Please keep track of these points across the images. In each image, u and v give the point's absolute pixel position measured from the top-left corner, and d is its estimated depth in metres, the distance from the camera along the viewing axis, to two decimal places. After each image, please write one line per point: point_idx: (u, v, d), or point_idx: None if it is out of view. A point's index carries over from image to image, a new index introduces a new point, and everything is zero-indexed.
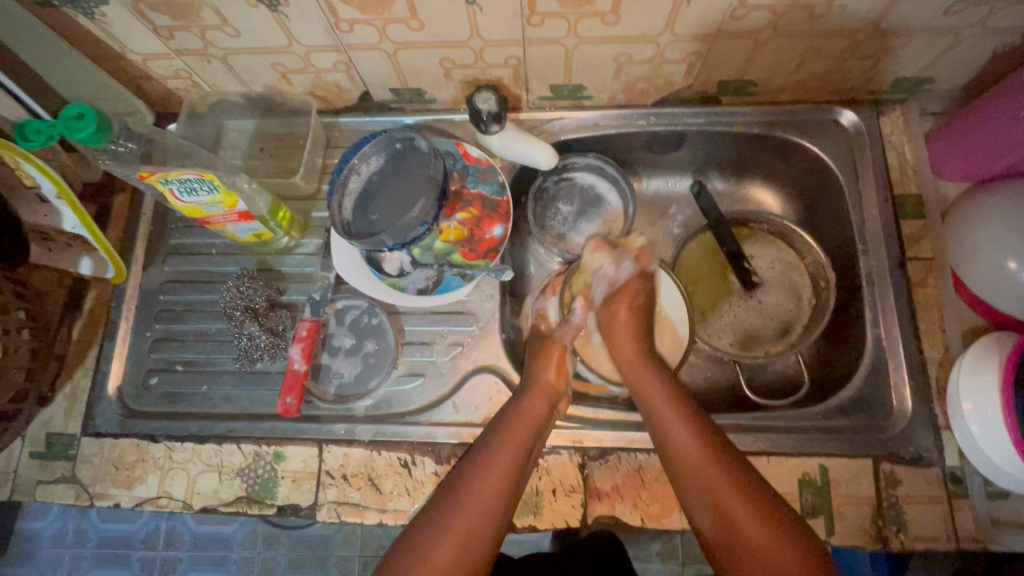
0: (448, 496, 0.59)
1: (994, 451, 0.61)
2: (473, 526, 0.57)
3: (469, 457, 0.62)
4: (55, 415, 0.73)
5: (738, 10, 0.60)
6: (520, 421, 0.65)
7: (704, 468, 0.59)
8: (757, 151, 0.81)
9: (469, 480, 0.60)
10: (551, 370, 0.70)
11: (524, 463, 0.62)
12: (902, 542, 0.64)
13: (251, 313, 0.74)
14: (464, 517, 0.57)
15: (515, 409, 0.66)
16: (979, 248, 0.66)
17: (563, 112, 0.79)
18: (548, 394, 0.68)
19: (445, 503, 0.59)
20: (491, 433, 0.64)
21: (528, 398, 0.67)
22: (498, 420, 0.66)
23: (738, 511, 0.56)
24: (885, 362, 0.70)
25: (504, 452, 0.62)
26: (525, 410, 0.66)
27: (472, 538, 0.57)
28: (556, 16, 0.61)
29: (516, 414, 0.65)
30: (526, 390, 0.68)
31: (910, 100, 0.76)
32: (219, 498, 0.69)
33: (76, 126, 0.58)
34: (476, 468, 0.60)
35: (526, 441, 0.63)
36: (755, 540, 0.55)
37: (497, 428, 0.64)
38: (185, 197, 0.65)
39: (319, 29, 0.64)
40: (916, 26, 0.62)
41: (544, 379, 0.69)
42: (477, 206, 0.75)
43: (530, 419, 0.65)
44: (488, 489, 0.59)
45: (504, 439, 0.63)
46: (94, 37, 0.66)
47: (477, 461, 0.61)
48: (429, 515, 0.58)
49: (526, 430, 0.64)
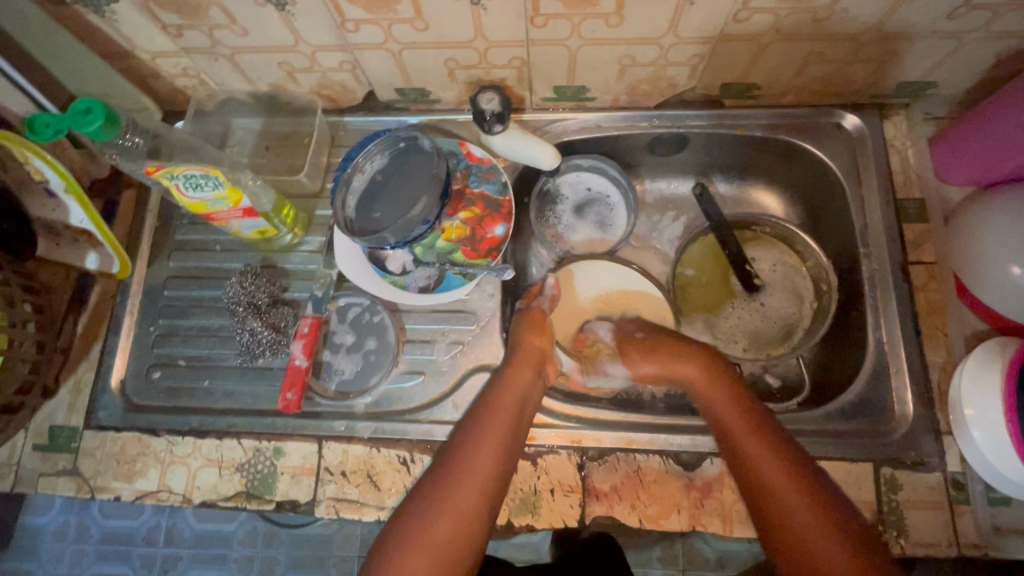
0: (442, 470, 0.59)
1: (997, 457, 0.61)
2: (471, 502, 0.57)
3: (458, 431, 0.62)
4: (58, 408, 0.73)
5: (741, 13, 0.61)
6: (508, 391, 0.65)
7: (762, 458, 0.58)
8: (760, 153, 0.81)
9: (460, 454, 0.60)
10: (536, 336, 0.70)
11: (515, 432, 0.63)
12: (902, 547, 0.63)
13: (253, 309, 0.75)
14: (462, 493, 0.57)
15: (504, 376, 0.66)
16: (982, 255, 0.65)
17: (566, 114, 0.79)
18: (534, 361, 0.68)
19: (438, 478, 0.58)
20: (482, 404, 0.64)
21: (515, 366, 0.67)
22: (486, 391, 0.66)
23: (769, 472, 0.57)
24: (887, 366, 0.69)
25: (496, 423, 0.62)
26: (511, 378, 0.66)
27: (470, 512, 0.57)
28: (560, 17, 0.61)
29: (503, 383, 0.66)
30: (512, 359, 0.68)
31: (915, 104, 0.76)
32: (219, 492, 0.70)
33: (84, 120, 0.58)
34: (467, 443, 0.60)
35: (516, 410, 0.64)
36: (788, 504, 0.55)
37: (487, 399, 0.65)
38: (191, 192, 0.65)
39: (325, 29, 0.65)
40: (920, 30, 0.62)
41: (531, 343, 0.69)
42: (479, 206, 0.76)
43: (519, 391, 0.65)
44: (483, 465, 0.59)
45: (494, 411, 0.63)
46: (105, 34, 0.67)
47: (470, 428, 0.62)
48: (428, 487, 0.58)
49: (517, 397, 0.64)
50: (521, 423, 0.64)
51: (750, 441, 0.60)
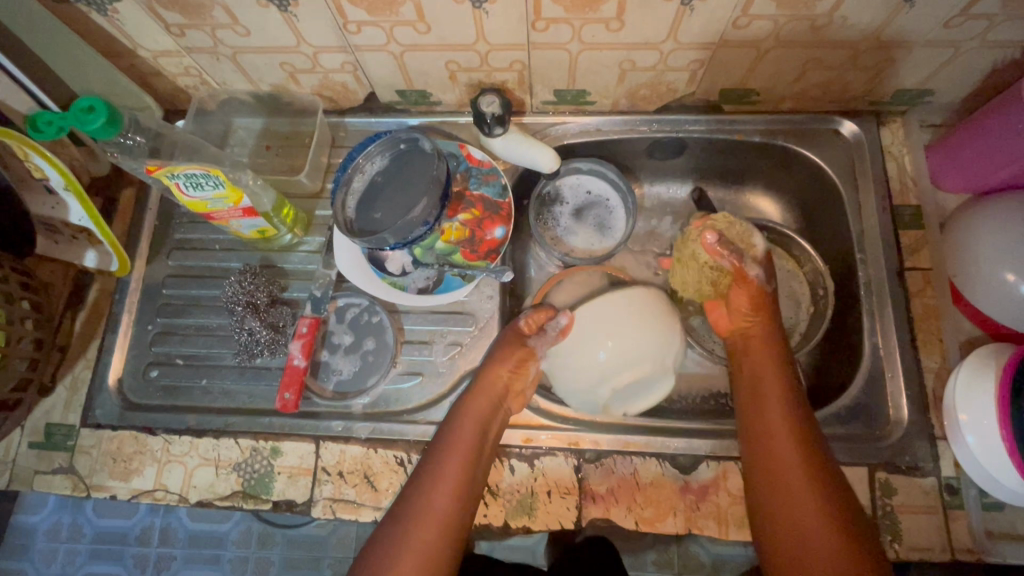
0: (400, 511, 0.60)
1: (990, 462, 0.62)
2: (437, 533, 0.59)
3: (420, 466, 0.63)
4: (55, 405, 0.73)
5: (740, 19, 0.61)
6: (468, 422, 0.65)
7: (780, 440, 0.61)
8: (758, 159, 0.81)
9: (417, 495, 0.61)
10: (505, 367, 0.69)
11: (479, 459, 0.64)
12: (896, 551, 0.64)
13: (252, 308, 0.75)
14: (429, 524, 0.59)
15: (462, 408, 0.66)
16: (976, 262, 0.66)
17: (566, 117, 0.80)
18: (496, 392, 0.68)
19: (396, 520, 0.60)
20: (444, 435, 0.65)
21: (473, 397, 0.67)
22: (447, 424, 0.66)
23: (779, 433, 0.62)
24: (882, 371, 0.70)
25: (453, 457, 0.63)
26: (470, 409, 0.66)
27: (432, 547, 0.58)
28: (561, 21, 0.62)
29: (461, 415, 0.66)
30: (472, 391, 0.67)
31: (912, 111, 0.77)
32: (216, 491, 0.70)
33: (87, 118, 0.58)
34: (424, 481, 0.62)
35: (475, 443, 0.64)
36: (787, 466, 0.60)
37: (446, 432, 0.65)
38: (191, 192, 0.66)
39: (327, 30, 0.65)
40: (916, 38, 0.63)
41: (497, 376, 0.68)
42: (479, 207, 0.76)
43: (479, 419, 0.65)
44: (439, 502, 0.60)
45: (456, 440, 0.64)
46: (107, 33, 0.67)
47: (434, 460, 0.63)
48: (384, 531, 0.60)
49: (476, 428, 0.65)
50: (484, 453, 0.65)
51: (777, 437, 0.61)
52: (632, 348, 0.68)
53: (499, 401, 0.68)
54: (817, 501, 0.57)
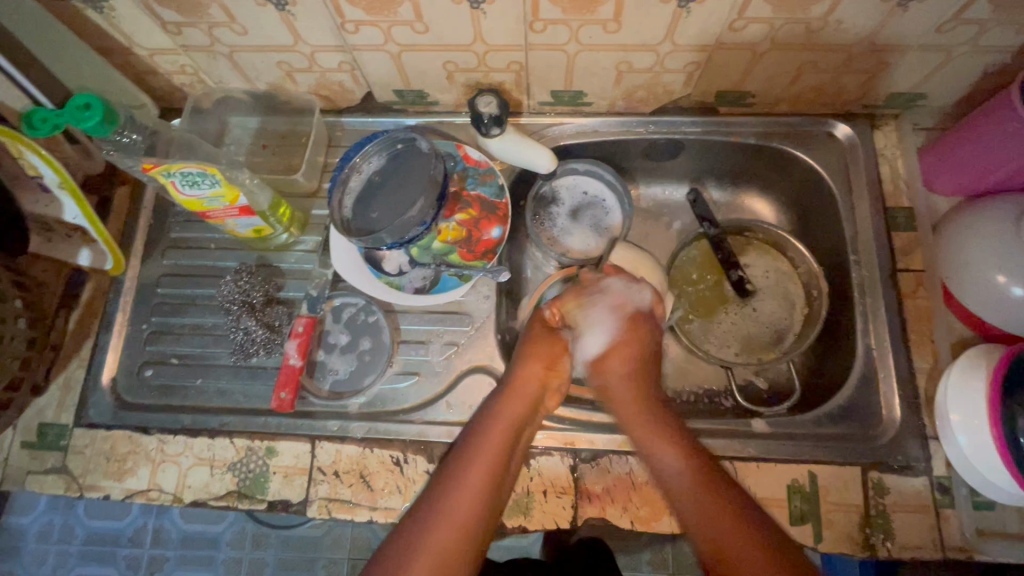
0: (424, 510, 0.59)
1: (981, 461, 0.62)
2: (459, 529, 0.58)
3: (444, 466, 0.62)
4: (48, 405, 0.73)
5: (737, 22, 0.62)
6: (499, 422, 0.64)
7: (699, 500, 0.60)
8: (754, 161, 0.82)
9: (442, 494, 0.59)
10: (540, 365, 0.69)
11: (507, 460, 0.63)
12: (889, 550, 0.64)
13: (248, 308, 0.75)
14: (451, 519, 0.58)
15: (496, 407, 0.66)
16: (967, 263, 0.67)
17: (563, 118, 0.80)
18: (534, 391, 0.68)
19: (419, 519, 0.58)
20: (476, 432, 0.64)
21: (507, 400, 0.66)
22: (479, 421, 0.65)
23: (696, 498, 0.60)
24: (876, 371, 0.70)
25: (483, 458, 0.62)
26: (503, 409, 0.65)
27: (453, 549, 0.57)
28: (558, 22, 0.62)
29: (492, 417, 0.65)
30: (506, 390, 0.67)
31: (905, 115, 0.77)
32: (211, 491, 0.69)
33: (83, 115, 0.58)
34: (450, 481, 0.60)
35: (505, 445, 0.63)
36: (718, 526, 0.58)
37: (476, 430, 0.64)
38: (187, 190, 0.65)
39: (325, 29, 0.65)
40: (909, 42, 0.64)
41: (533, 373, 0.68)
42: (476, 207, 0.76)
43: (510, 420, 0.65)
44: (465, 501, 0.59)
45: (488, 438, 0.63)
46: (103, 30, 0.67)
47: (461, 457, 0.62)
48: (407, 531, 0.58)
49: (507, 429, 0.64)
50: (512, 457, 0.64)
51: (692, 502, 0.60)
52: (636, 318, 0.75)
53: (535, 403, 0.68)
54: (760, 554, 0.56)
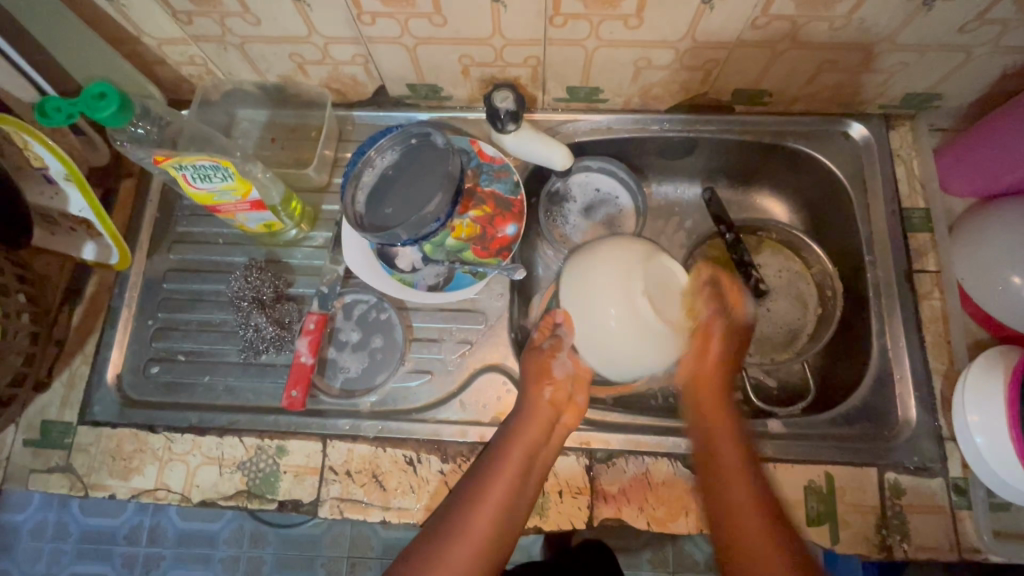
0: (439, 528, 0.58)
1: (999, 463, 0.62)
2: (469, 559, 0.56)
3: (462, 487, 0.61)
4: (51, 402, 0.71)
5: (759, 19, 0.61)
6: (516, 447, 0.62)
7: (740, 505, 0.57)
8: (769, 160, 0.81)
9: (460, 515, 0.58)
10: (547, 387, 0.68)
11: (522, 486, 0.62)
12: (905, 551, 0.64)
13: (258, 304, 0.73)
14: (461, 549, 0.56)
15: (512, 431, 0.64)
16: (986, 264, 0.67)
17: (578, 115, 0.79)
18: (549, 413, 0.66)
19: (429, 543, 0.57)
20: (489, 455, 0.63)
21: (528, 421, 0.65)
22: (493, 443, 0.64)
23: (737, 501, 0.58)
24: (891, 373, 0.70)
25: (497, 483, 0.60)
26: (519, 432, 0.64)
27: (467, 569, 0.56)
28: (579, 17, 0.61)
29: (511, 439, 0.63)
30: (525, 414, 0.65)
31: (920, 115, 0.77)
32: (220, 491, 0.68)
33: (98, 105, 0.57)
34: (469, 501, 0.59)
35: (522, 471, 0.62)
36: (750, 531, 0.55)
37: (492, 454, 0.63)
38: (198, 183, 0.64)
39: (342, 21, 0.64)
40: (931, 42, 0.64)
41: (542, 395, 0.67)
42: (490, 204, 0.75)
43: (527, 445, 0.63)
44: (479, 529, 0.57)
45: (503, 460, 0.61)
46: (111, 19, 0.66)
47: (476, 482, 0.61)
48: (418, 552, 0.57)
49: (525, 451, 0.63)
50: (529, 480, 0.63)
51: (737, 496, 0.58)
52: (615, 275, 0.64)
53: (551, 424, 0.66)
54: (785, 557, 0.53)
